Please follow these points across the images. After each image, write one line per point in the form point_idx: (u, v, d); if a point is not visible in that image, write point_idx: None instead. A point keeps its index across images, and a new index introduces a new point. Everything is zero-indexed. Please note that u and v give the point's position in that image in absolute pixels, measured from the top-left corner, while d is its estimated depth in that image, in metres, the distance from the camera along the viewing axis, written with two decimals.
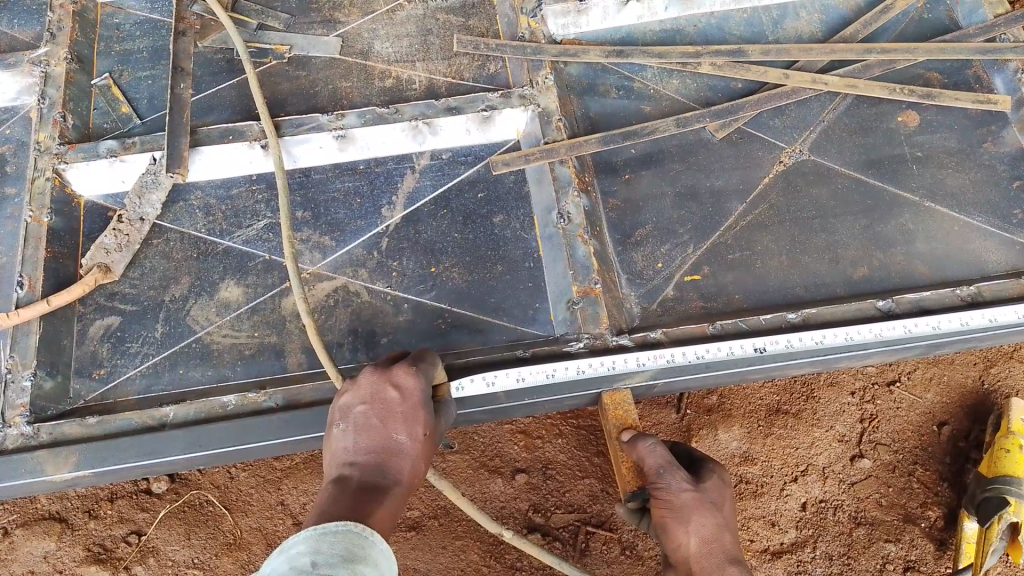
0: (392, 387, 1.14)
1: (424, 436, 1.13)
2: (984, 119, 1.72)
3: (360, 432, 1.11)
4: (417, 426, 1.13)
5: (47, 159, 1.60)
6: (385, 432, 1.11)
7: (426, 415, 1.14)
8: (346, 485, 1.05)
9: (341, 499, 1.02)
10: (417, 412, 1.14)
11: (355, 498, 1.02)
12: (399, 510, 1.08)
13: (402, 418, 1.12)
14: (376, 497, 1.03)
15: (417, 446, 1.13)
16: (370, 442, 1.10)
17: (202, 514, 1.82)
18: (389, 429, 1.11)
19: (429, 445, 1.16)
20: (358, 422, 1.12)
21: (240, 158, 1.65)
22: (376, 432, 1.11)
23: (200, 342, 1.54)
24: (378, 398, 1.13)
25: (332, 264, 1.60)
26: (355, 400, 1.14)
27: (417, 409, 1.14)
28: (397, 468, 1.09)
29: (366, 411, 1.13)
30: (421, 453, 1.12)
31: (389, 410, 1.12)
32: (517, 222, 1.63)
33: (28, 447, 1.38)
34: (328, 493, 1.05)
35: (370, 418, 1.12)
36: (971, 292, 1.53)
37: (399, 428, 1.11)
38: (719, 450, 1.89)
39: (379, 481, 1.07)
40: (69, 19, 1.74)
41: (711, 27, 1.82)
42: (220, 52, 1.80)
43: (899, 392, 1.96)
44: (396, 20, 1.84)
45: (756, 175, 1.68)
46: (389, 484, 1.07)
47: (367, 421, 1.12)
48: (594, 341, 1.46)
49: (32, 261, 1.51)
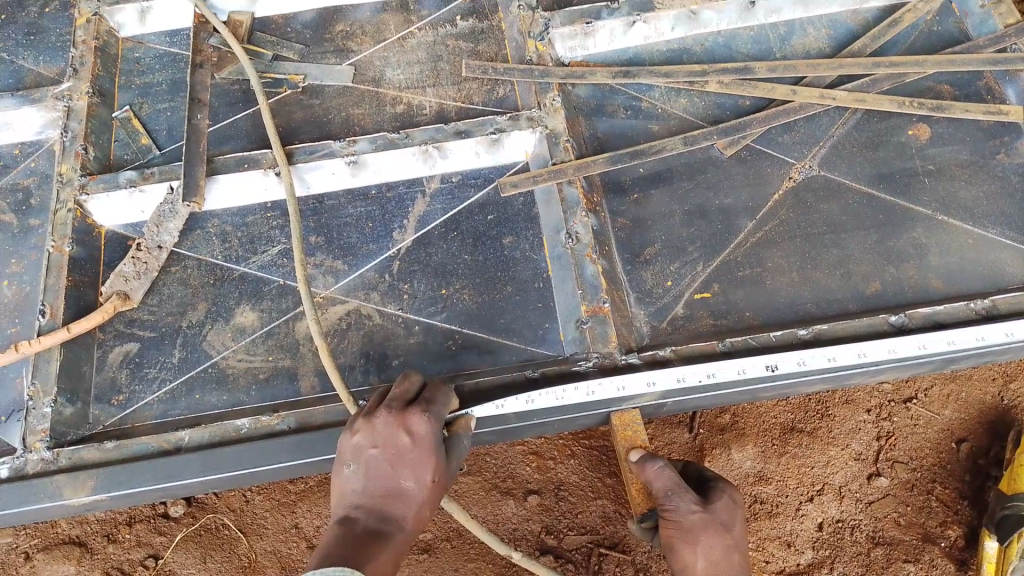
0: (405, 431, 1.14)
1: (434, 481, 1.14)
2: (997, 130, 1.70)
3: (369, 475, 1.13)
4: (427, 472, 1.14)
5: (69, 190, 1.64)
6: (393, 478, 1.13)
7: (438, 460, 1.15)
8: (351, 531, 1.09)
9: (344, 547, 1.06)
10: (429, 459, 1.14)
11: (358, 548, 1.06)
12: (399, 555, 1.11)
13: (412, 465, 1.13)
14: (379, 547, 1.08)
15: (425, 491, 1.14)
16: (378, 487, 1.13)
17: (217, 537, 1.85)
18: (397, 476, 1.13)
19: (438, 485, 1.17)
20: (368, 464, 1.14)
21: (255, 186, 1.68)
22: (385, 478, 1.13)
23: (216, 366, 1.57)
24: (392, 443, 1.13)
25: (345, 287, 1.62)
26: (368, 442, 1.15)
27: (428, 455, 1.14)
28: (401, 514, 1.12)
29: (377, 453, 1.14)
30: (428, 498, 1.14)
31: (400, 456, 1.13)
32: (526, 243, 1.64)
33: (47, 472, 1.41)
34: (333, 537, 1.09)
35: (382, 463, 1.13)
36: (986, 304, 1.50)
37: (407, 473, 1.13)
38: (733, 469, 1.87)
39: (383, 528, 1.10)
40: (91, 54, 1.80)
41: (719, 45, 1.84)
42: (237, 82, 1.83)
43: (916, 409, 1.94)
44: (407, 47, 1.87)
45: (765, 192, 1.68)
46: (392, 533, 1.10)
47: (376, 464, 1.14)
48: (602, 360, 1.47)
49: (54, 289, 1.55)
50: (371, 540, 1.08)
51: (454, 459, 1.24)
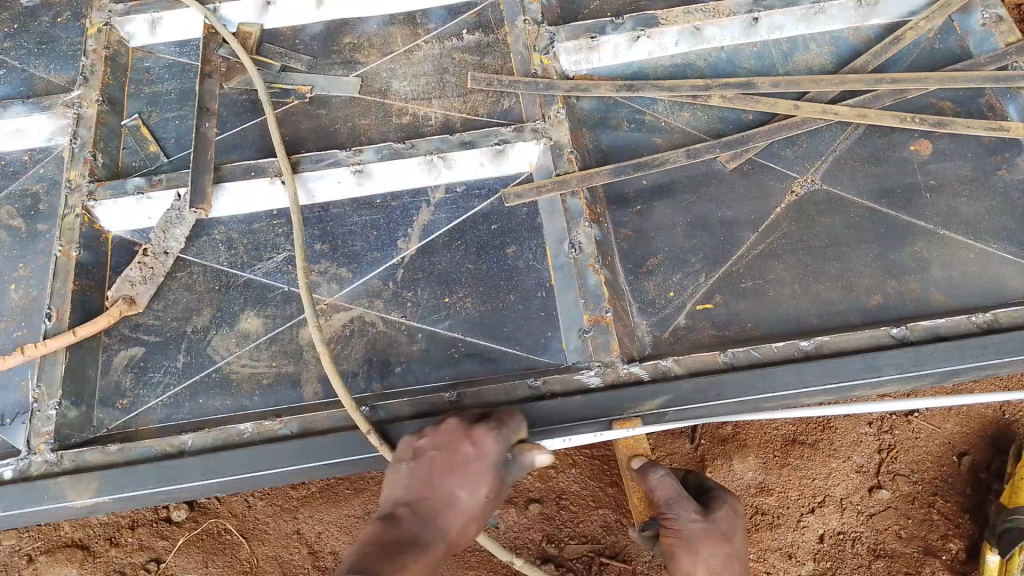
0: (470, 442, 1.16)
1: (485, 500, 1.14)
2: (998, 146, 1.72)
3: (424, 480, 1.15)
4: (480, 488, 1.14)
5: (77, 196, 1.66)
6: (445, 485, 1.14)
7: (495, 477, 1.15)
8: (391, 529, 1.10)
9: (379, 541, 1.07)
10: (485, 473, 1.14)
11: (391, 547, 1.06)
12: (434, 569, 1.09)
13: (467, 475, 1.14)
14: (414, 550, 1.07)
15: (474, 508, 1.14)
16: (429, 491, 1.13)
17: (219, 542, 1.89)
18: (447, 484, 1.13)
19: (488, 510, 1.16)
20: (424, 468, 1.16)
21: (262, 194, 1.70)
22: (434, 485, 1.14)
23: (219, 372, 1.58)
24: (453, 451, 1.16)
25: (349, 294, 1.63)
26: (430, 448, 1.17)
27: (486, 470, 1.15)
28: (445, 524, 1.11)
29: (439, 458, 1.16)
30: (475, 517, 1.13)
31: (457, 465, 1.15)
32: (530, 253, 1.65)
33: (51, 474, 1.41)
34: (373, 533, 1.10)
35: (438, 469, 1.15)
36: (988, 318, 1.49)
37: (460, 484, 1.13)
38: (734, 480, 1.88)
39: (423, 533, 1.10)
40: (101, 63, 1.82)
41: (722, 61, 1.86)
42: (245, 92, 1.85)
43: (917, 422, 1.94)
44: (413, 60, 1.89)
45: (768, 205, 1.69)
46: (431, 539, 1.09)
47: (432, 470, 1.15)
48: (604, 371, 1.46)
49: (61, 293, 1.55)
50: (408, 542, 1.08)
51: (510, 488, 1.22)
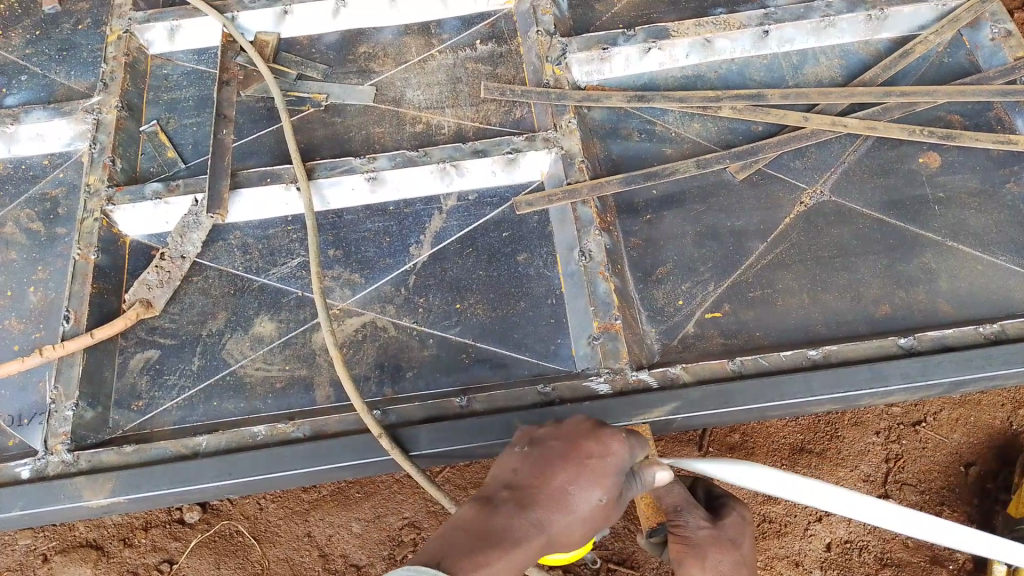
0: (596, 441, 1.12)
1: (597, 504, 1.09)
2: (1006, 159, 1.73)
3: (537, 470, 1.12)
4: (595, 490, 1.10)
5: (96, 201, 1.69)
6: (558, 481, 1.10)
7: (614, 482, 1.10)
8: (488, 515, 1.09)
9: (472, 529, 1.06)
10: (604, 477, 1.10)
11: (480, 538, 1.05)
12: (526, 563, 1.06)
13: (584, 476, 1.10)
14: (504, 542, 1.05)
15: (586, 510, 1.09)
16: (540, 483, 1.11)
17: (231, 544, 1.91)
18: (560, 478, 1.10)
19: (601, 515, 1.11)
20: (542, 458, 1.14)
21: (277, 200, 1.72)
22: (549, 478, 1.10)
23: (233, 375, 1.60)
24: (577, 447, 1.13)
25: (361, 299, 1.66)
26: (555, 440, 1.15)
27: (604, 473, 1.10)
28: (549, 519, 1.08)
29: (558, 450, 1.14)
30: (585, 519, 1.09)
31: (575, 462, 1.11)
32: (540, 260, 1.67)
33: (67, 474, 1.43)
34: (470, 514, 1.10)
35: (557, 462, 1.12)
36: (995, 329, 1.50)
37: (574, 481, 1.10)
38: (742, 488, 1.90)
39: (518, 524, 1.07)
40: (121, 70, 1.86)
41: (732, 72, 1.88)
42: (262, 100, 1.88)
43: (925, 432, 1.95)
44: (428, 70, 1.92)
45: (777, 216, 1.71)
46: (525, 534, 1.06)
47: (548, 462, 1.13)
48: (614, 377, 1.47)
49: (79, 295, 1.58)
50: (500, 534, 1.06)
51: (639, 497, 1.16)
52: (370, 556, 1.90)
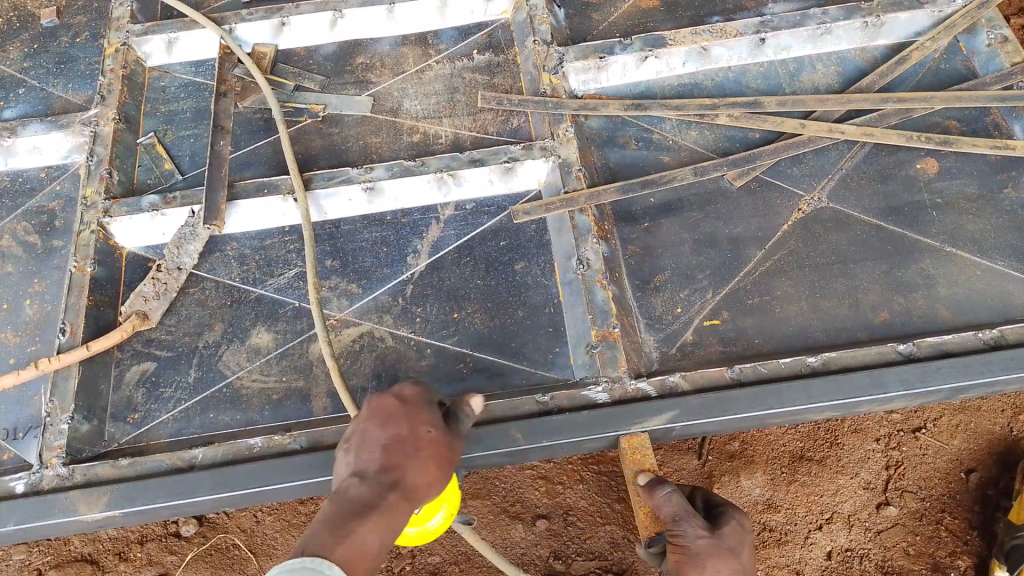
0: (398, 391, 1.15)
1: (434, 433, 1.11)
2: (1004, 165, 1.73)
3: (362, 444, 1.09)
4: (425, 425, 1.11)
5: (93, 213, 1.68)
6: (392, 437, 1.08)
7: (432, 411, 1.14)
8: (342, 504, 1.00)
9: (332, 516, 0.98)
10: (421, 410, 1.13)
11: (345, 517, 0.97)
12: (403, 522, 1.02)
13: (411, 417, 1.11)
14: (373, 508, 0.99)
15: (428, 446, 1.09)
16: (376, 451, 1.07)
17: (228, 557, 1.91)
18: (390, 432, 1.09)
19: (443, 448, 1.12)
20: (358, 435, 1.10)
21: (274, 211, 1.72)
22: (379, 441, 1.09)
23: (230, 386, 1.59)
24: (383, 407, 1.12)
25: (359, 310, 1.65)
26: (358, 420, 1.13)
27: (418, 409, 1.13)
28: (404, 469, 1.05)
29: (368, 420, 1.11)
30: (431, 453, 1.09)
31: (394, 416, 1.11)
32: (538, 269, 1.67)
33: (62, 488, 1.42)
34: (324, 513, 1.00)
35: (377, 426, 1.10)
36: (994, 334, 1.50)
37: (404, 427, 1.09)
38: (742, 496, 1.88)
39: (376, 488, 1.02)
40: (118, 82, 1.86)
41: (729, 80, 1.88)
42: (259, 112, 1.89)
43: (925, 439, 1.94)
44: (424, 79, 1.92)
45: (775, 223, 1.70)
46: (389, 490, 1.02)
47: (372, 433, 1.10)
48: (612, 386, 1.47)
49: (75, 308, 1.58)
50: (362, 507, 0.99)
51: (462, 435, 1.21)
52: None
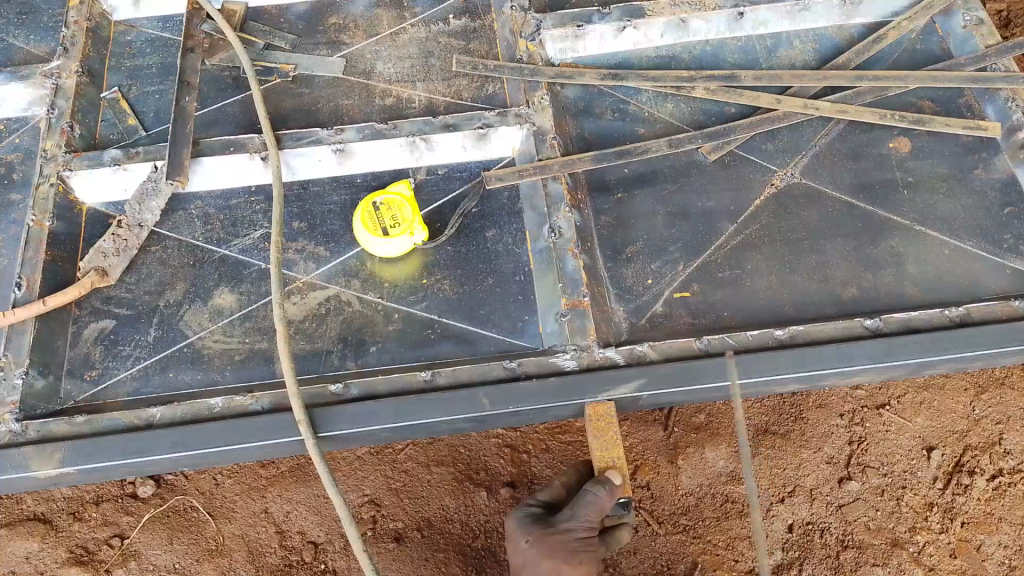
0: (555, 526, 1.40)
1: (514, 521, 1.47)
2: (975, 146, 1.73)
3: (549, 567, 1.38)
4: (514, 526, 1.47)
5: (52, 165, 1.63)
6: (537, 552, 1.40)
7: (530, 527, 1.44)
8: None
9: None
10: (541, 537, 1.40)
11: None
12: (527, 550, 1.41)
13: (530, 539, 1.42)
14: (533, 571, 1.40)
15: (515, 528, 1.46)
16: (541, 564, 1.39)
17: (186, 519, 1.92)
18: (532, 545, 1.41)
19: (551, 535, 1.40)
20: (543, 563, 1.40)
21: (241, 169, 1.68)
22: (519, 551, 1.43)
23: (191, 346, 1.55)
24: (544, 540, 1.40)
25: (325, 273, 1.62)
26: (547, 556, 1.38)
27: (537, 531, 1.42)
28: (518, 553, 1.43)
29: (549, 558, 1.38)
30: (514, 528, 1.46)
31: (539, 539, 1.41)
32: (509, 236, 1.64)
33: (15, 444, 1.37)
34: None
35: (537, 550, 1.40)
36: (960, 312, 1.50)
37: (517, 547, 1.44)
38: (705, 468, 1.94)
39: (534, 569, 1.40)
40: (82, 35, 1.80)
41: (706, 54, 1.87)
42: (227, 70, 1.84)
43: (888, 416, 2.00)
44: (399, 43, 1.88)
45: (748, 198, 1.69)
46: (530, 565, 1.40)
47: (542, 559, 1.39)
48: (580, 354, 1.45)
49: (32, 263, 1.53)
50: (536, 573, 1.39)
51: (582, 509, 1.37)
52: (329, 533, 1.90)
